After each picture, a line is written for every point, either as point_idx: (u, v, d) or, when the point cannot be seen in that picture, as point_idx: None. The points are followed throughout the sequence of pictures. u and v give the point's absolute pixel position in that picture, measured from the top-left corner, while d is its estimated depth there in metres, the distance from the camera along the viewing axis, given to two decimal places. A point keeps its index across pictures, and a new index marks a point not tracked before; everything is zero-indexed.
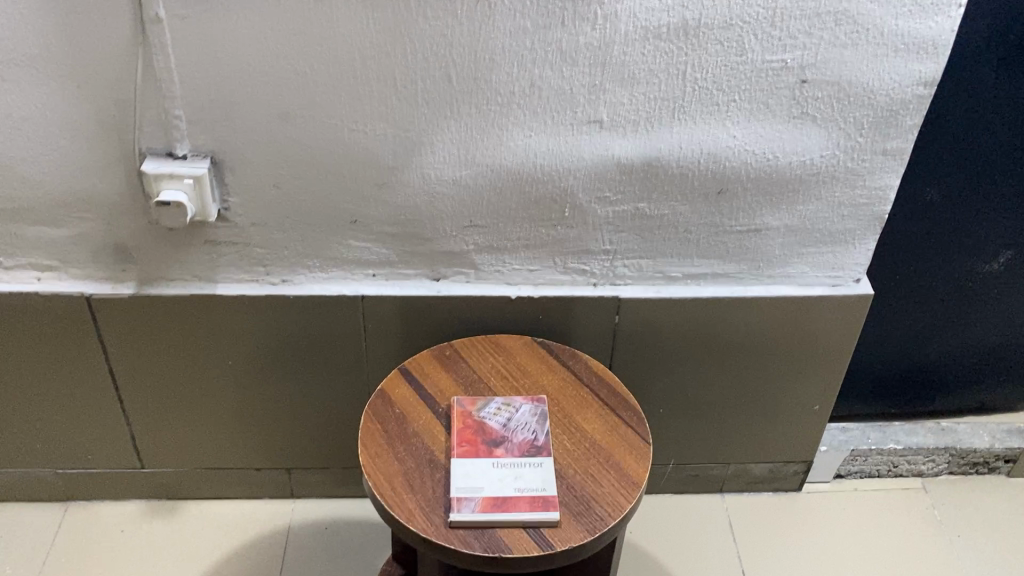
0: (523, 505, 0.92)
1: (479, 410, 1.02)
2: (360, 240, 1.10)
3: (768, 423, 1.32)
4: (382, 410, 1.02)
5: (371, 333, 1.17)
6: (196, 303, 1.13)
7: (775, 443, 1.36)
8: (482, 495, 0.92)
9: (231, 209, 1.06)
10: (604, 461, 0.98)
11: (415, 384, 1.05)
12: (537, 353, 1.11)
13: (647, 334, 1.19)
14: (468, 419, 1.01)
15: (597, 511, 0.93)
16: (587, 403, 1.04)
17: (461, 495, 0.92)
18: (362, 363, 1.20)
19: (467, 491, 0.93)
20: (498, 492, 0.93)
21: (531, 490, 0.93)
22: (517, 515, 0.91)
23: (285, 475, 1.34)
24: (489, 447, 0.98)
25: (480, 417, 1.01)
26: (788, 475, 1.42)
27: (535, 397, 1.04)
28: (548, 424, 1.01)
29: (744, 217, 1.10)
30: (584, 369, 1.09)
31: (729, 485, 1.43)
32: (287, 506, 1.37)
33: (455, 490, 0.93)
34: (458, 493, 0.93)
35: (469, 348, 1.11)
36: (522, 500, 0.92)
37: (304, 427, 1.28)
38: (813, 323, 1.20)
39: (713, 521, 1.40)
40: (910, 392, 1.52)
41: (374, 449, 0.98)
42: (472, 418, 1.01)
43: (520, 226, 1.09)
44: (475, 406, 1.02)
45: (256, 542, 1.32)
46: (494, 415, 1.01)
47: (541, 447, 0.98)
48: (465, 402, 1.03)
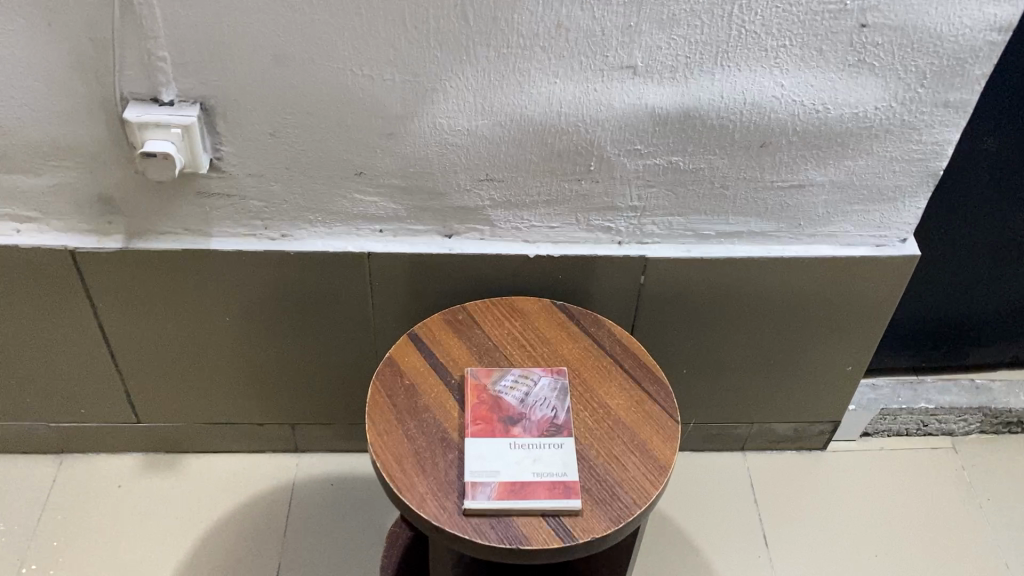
0: (542, 492, 0.85)
1: (495, 383, 0.95)
2: (365, 193, 1.00)
3: (796, 384, 1.26)
4: (391, 381, 0.95)
5: (378, 291, 1.09)
6: (189, 259, 1.05)
7: (802, 404, 1.29)
8: (498, 480, 0.86)
9: (225, 159, 0.96)
10: (628, 442, 0.91)
11: (426, 352, 0.98)
12: (556, 319, 1.03)
13: (674, 294, 1.11)
14: (483, 393, 0.93)
15: (621, 499, 0.86)
16: (612, 377, 0.97)
17: (475, 480, 0.86)
18: (368, 321, 1.13)
19: (482, 475, 0.86)
20: (516, 477, 0.86)
21: (550, 475, 0.87)
22: (536, 503, 0.84)
23: (289, 430, 1.28)
24: (505, 426, 0.91)
25: (496, 391, 0.94)
26: (814, 435, 1.35)
27: (555, 369, 0.96)
28: (569, 400, 0.94)
29: (787, 172, 1.01)
30: (608, 338, 1.01)
31: (751, 444, 1.37)
32: (292, 461, 1.32)
33: (469, 475, 0.86)
34: (472, 478, 0.86)
35: (483, 313, 1.03)
36: (541, 486, 0.86)
37: (308, 383, 1.22)
38: (853, 283, 1.12)
39: (734, 482, 1.35)
40: (943, 347, 1.45)
41: (383, 426, 0.91)
42: (487, 392, 0.94)
43: (540, 180, 1.00)
44: (490, 378, 0.95)
45: (258, 500, 1.27)
46: (511, 390, 0.94)
47: (561, 427, 0.91)
48: (480, 373, 0.96)
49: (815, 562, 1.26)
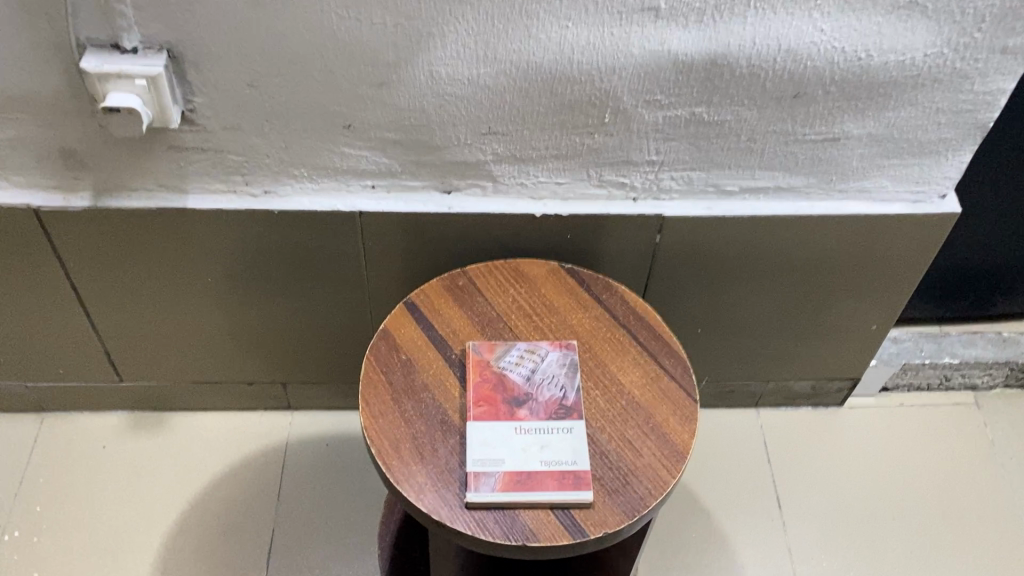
0: (551, 483, 0.79)
1: (498, 359, 0.87)
2: (355, 147, 0.91)
3: (815, 342, 1.19)
4: (386, 357, 0.88)
5: (371, 249, 1.01)
6: (165, 218, 0.96)
7: (820, 362, 1.22)
8: (503, 470, 0.80)
9: (198, 111, 0.86)
10: (643, 424, 0.85)
11: (423, 323, 0.90)
12: (565, 285, 0.95)
13: (691, 253, 1.03)
14: (485, 371, 0.86)
15: (635, 489, 0.80)
16: (624, 350, 0.90)
17: (478, 470, 0.79)
18: (361, 280, 1.05)
19: (485, 465, 0.80)
20: (522, 466, 0.80)
21: (559, 464, 0.80)
22: (543, 496, 0.78)
23: (281, 389, 1.22)
24: (510, 408, 0.84)
25: (500, 368, 0.87)
26: (831, 391, 1.29)
27: (564, 343, 0.89)
28: (579, 378, 0.87)
29: (821, 124, 0.91)
30: (620, 306, 0.93)
31: (765, 400, 1.31)
32: (285, 420, 1.26)
33: (471, 464, 0.80)
34: (475, 468, 0.80)
35: (485, 278, 0.95)
36: (549, 477, 0.79)
37: (299, 342, 1.15)
38: (885, 242, 1.03)
39: (746, 440, 1.29)
40: (969, 296, 1.38)
41: (378, 408, 0.84)
42: (491, 369, 0.86)
43: (548, 133, 0.90)
44: (493, 354, 0.88)
45: (251, 461, 1.22)
46: (516, 367, 0.87)
47: (570, 409, 0.84)
48: (482, 348, 0.88)
49: (829, 527, 1.21)
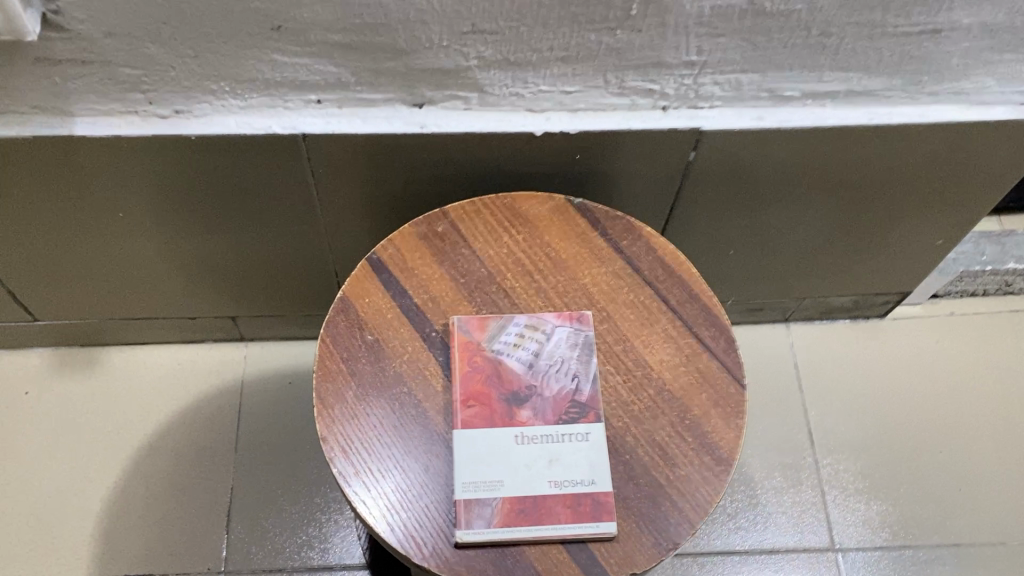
0: (562, 514, 0.62)
1: (491, 340, 0.68)
2: (291, 54, 0.67)
3: (866, 257, 1.00)
4: (346, 338, 0.68)
5: (324, 176, 0.79)
6: (47, 150, 0.73)
7: (866, 276, 1.04)
8: (501, 497, 0.62)
9: (63, 13, 0.61)
10: (678, 422, 0.66)
11: (394, 289, 0.70)
12: (574, 228, 0.74)
13: (733, 170, 0.82)
14: (475, 358, 0.67)
15: (671, 512, 0.63)
16: (652, 320, 0.70)
17: (469, 498, 0.62)
18: (315, 207, 0.84)
19: (478, 490, 0.62)
20: (525, 491, 0.63)
21: (573, 486, 0.63)
22: (554, 531, 0.61)
23: (230, 322, 1.04)
24: (509, 409, 0.65)
25: (493, 353, 0.67)
26: (875, 304, 1.11)
27: (575, 313, 0.69)
28: (595, 362, 0.68)
29: (921, 12, 0.66)
30: (645, 257, 0.73)
31: (798, 314, 1.13)
32: (239, 352, 1.08)
33: (460, 490, 0.62)
34: (465, 495, 0.62)
35: (471, 221, 0.74)
36: (560, 504, 0.62)
37: (245, 272, 0.95)
38: (975, 153, 0.82)
39: (775, 361, 1.12)
40: None
41: (339, 411, 0.65)
42: (482, 354, 0.67)
43: (553, 30, 0.66)
44: (485, 333, 0.68)
45: (202, 404, 1.05)
46: (515, 350, 0.68)
47: (586, 407, 0.66)
48: (471, 325, 0.68)
49: (869, 461, 1.07)
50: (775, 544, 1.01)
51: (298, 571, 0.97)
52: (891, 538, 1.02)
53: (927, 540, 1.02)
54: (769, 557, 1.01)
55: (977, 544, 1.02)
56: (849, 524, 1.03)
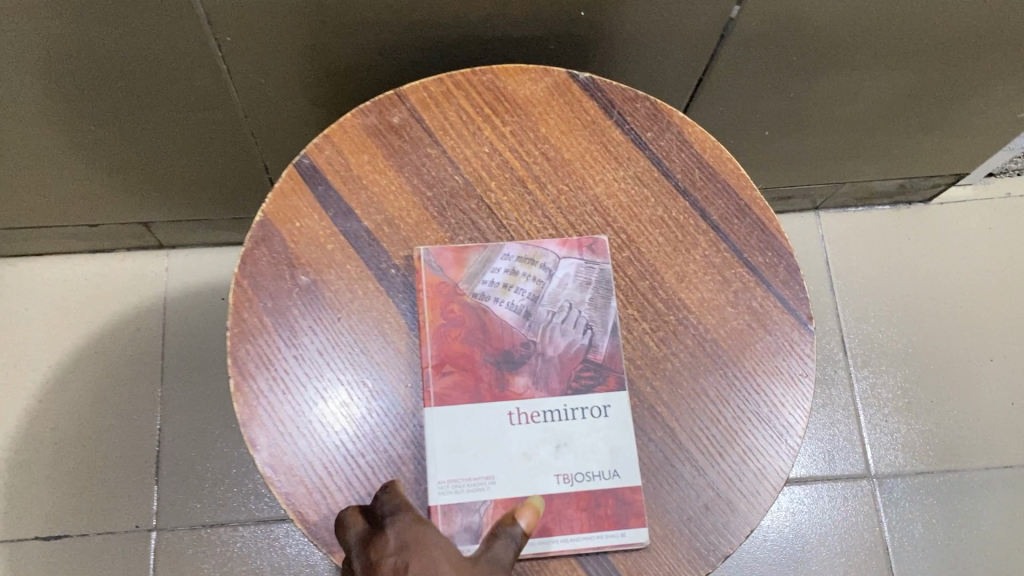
0: (576, 520, 0.46)
1: (472, 280, 0.50)
2: None
3: (925, 133, 0.81)
4: (271, 280, 0.49)
5: (234, 44, 0.58)
6: None
7: (920, 156, 0.86)
8: (492, 500, 0.46)
9: None
10: (722, 386, 0.50)
11: (335, 208, 0.51)
12: (580, 117, 0.54)
13: (784, 29, 0.62)
14: (450, 307, 0.49)
15: (720, 508, 0.47)
16: (687, 243, 0.52)
17: (448, 504, 0.45)
18: (229, 85, 0.63)
19: (461, 493, 0.46)
20: (524, 490, 0.46)
21: (589, 481, 0.47)
22: (565, 545, 0.45)
23: (142, 227, 0.84)
24: (499, 376, 0.48)
25: (476, 298, 0.50)
26: (923, 188, 0.94)
27: (585, 239, 0.51)
28: (614, 306, 0.50)
29: None
30: (677, 155, 0.54)
31: (831, 200, 0.95)
32: (160, 263, 0.89)
33: (435, 492, 0.46)
34: (442, 499, 0.45)
35: (439, 108, 0.53)
36: (573, 508, 0.46)
37: (151, 168, 0.74)
38: None
39: (801, 256, 0.95)
40: None
41: (265, 383, 0.47)
42: (460, 301, 0.49)
43: None
44: (463, 270, 0.50)
45: (118, 328, 0.86)
46: (505, 293, 0.50)
47: (603, 368, 0.49)
48: (444, 259, 0.50)
49: (909, 374, 0.92)
50: (803, 473, 0.87)
51: (245, 526, 0.81)
52: (934, 463, 0.89)
53: (975, 463, 0.89)
54: (795, 488, 0.87)
55: None
56: (886, 447, 0.89)
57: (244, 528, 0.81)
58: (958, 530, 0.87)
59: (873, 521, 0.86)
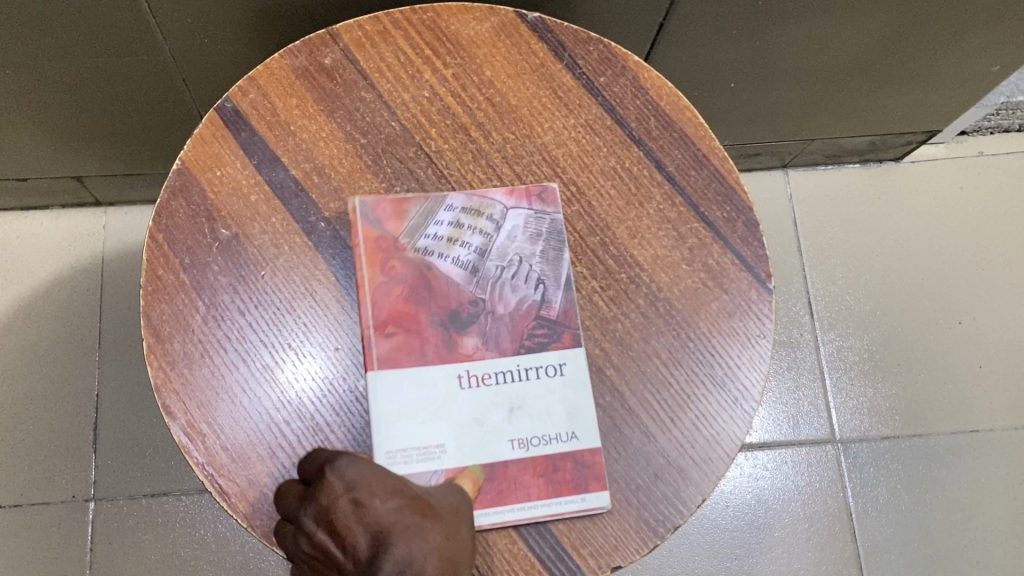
0: (535, 487, 0.43)
1: (414, 232, 0.46)
2: None
3: (897, 87, 0.78)
4: (189, 234, 0.45)
5: None
6: None
7: (890, 111, 0.83)
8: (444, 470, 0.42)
9: None
10: (675, 349, 0.47)
11: (260, 156, 0.47)
12: (529, 60, 0.50)
13: None
14: (391, 262, 0.45)
15: (671, 475, 0.44)
16: (641, 196, 0.49)
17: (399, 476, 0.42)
18: (153, 25, 0.58)
19: (411, 463, 0.42)
20: (477, 458, 0.43)
21: (547, 444, 0.44)
22: (520, 513, 0.43)
23: (75, 182, 0.80)
24: (446, 338, 0.45)
25: (418, 253, 0.46)
26: (895, 145, 0.91)
27: (535, 187, 0.48)
28: (565, 259, 0.47)
29: None
30: (632, 102, 0.50)
31: (800, 158, 0.92)
32: (97, 220, 0.84)
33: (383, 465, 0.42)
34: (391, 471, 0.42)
35: (375, 49, 0.49)
36: (529, 475, 0.43)
37: (78, 119, 0.70)
38: None
39: (768, 216, 0.93)
40: None
41: (183, 348, 0.44)
42: (401, 256, 0.46)
43: None
44: (403, 223, 0.46)
45: (53, 290, 0.82)
46: (450, 247, 0.46)
47: (556, 326, 0.46)
48: (380, 212, 0.46)
49: (876, 337, 0.90)
50: (766, 438, 0.85)
51: (189, 495, 0.78)
52: (899, 427, 0.87)
53: (941, 428, 0.87)
54: (758, 453, 0.85)
55: (997, 431, 0.87)
56: (852, 412, 0.87)
57: (187, 498, 0.78)
58: (923, 496, 0.85)
59: (838, 487, 0.84)
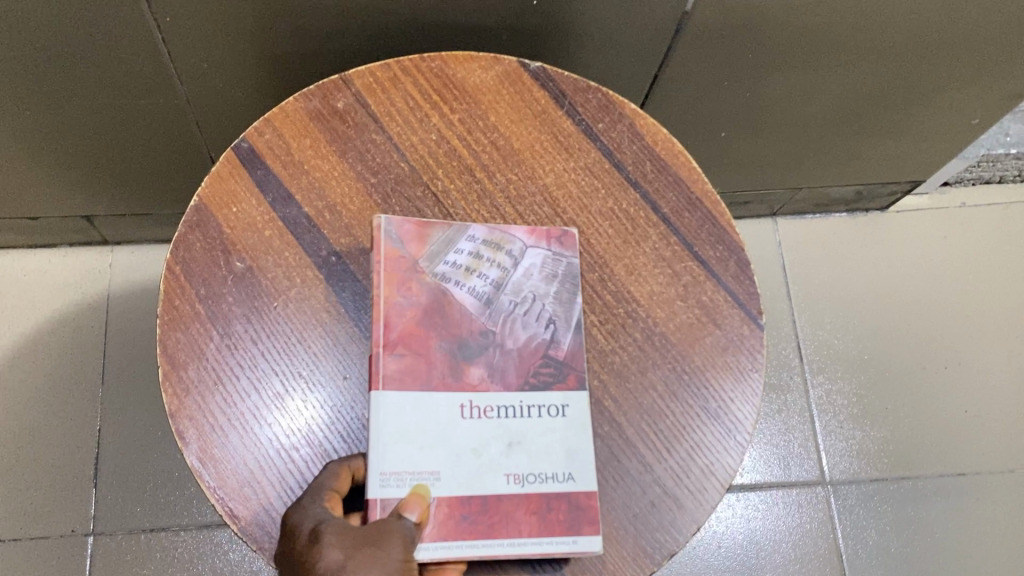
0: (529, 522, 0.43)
1: (434, 258, 0.47)
2: None
3: (881, 138, 0.81)
4: (205, 267, 0.47)
5: (175, 25, 0.56)
6: None
7: (875, 162, 0.86)
8: (435, 498, 0.42)
9: None
10: (670, 381, 0.48)
11: (275, 194, 0.49)
12: (531, 107, 0.53)
13: (737, 26, 0.61)
14: (409, 286, 0.46)
15: (666, 505, 0.46)
16: (638, 235, 0.51)
17: (389, 498, 0.41)
18: (171, 68, 0.61)
19: (403, 488, 0.41)
20: (470, 489, 0.42)
21: (543, 482, 0.43)
22: (510, 548, 0.42)
23: (85, 221, 0.82)
24: (453, 366, 0.45)
25: (435, 278, 0.47)
26: (880, 195, 0.94)
27: (555, 231, 0.50)
28: (574, 300, 0.48)
29: None
30: (628, 147, 0.53)
31: (788, 206, 0.95)
32: (103, 258, 0.86)
33: (376, 485, 0.41)
34: (381, 492, 0.41)
35: (385, 95, 0.52)
36: (523, 510, 0.43)
37: (91, 159, 0.72)
38: None
39: (758, 262, 0.95)
40: None
41: (198, 374, 0.45)
42: (419, 280, 0.46)
43: None
44: (425, 248, 0.47)
45: (59, 327, 0.84)
46: (467, 277, 0.47)
47: (562, 364, 0.46)
48: (407, 235, 0.47)
49: (865, 381, 0.92)
50: (758, 479, 0.87)
51: (188, 531, 0.79)
52: (888, 469, 0.88)
53: (930, 470, 0.88)
54: (750, 494, 0.86)
55: (984, 473, 0.88)
56: (842, 453, 0.89)
57: (186, 533, 0.78)
58: (912, 537, 0.86)
59: (828, 528, 0.86)
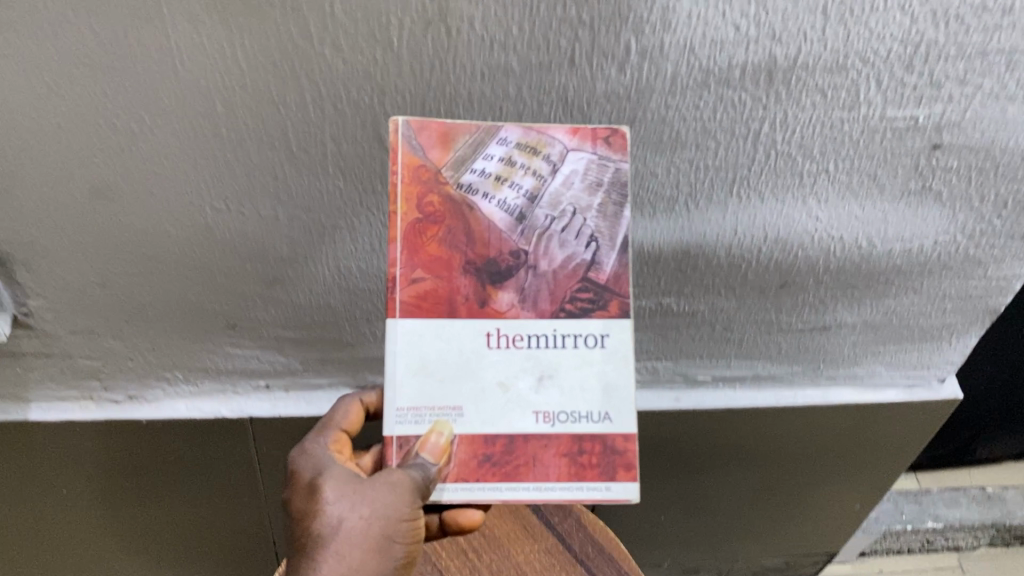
0: (557, 468, 0.50)
1: (458, 165, 0.51)
2: (243, 347, 0.73)
3: (792, 521, 1.04)
4: None
5: (269, 453, 0.83)
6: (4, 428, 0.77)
7: (793, 539, 1.08)
8: (457, 432, 0.50)
9: (38, 315, 0.67)
10: None
11: None
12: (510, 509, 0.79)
13: (655, 446, 0.89)
14: (430, 197, 0.50)
15: None
16: None
17: (407, 433, 0.50)
18: (259, 481, 0.87)
19: (421, 423, 0.50)
20: (495, 421, 0.50)
21: (567, 416, 0.50)
22: (534, 491, 0.50)
23: None
24: (480, 289, 0.50)
25: (460, 188, 0.51)
26: (806, 564, 1.15)
27: (602, 131, 0.52)
28: (614, 195, 0.52)
29: (810, 313, 0.76)
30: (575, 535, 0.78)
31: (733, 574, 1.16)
32: None
33: (394, 421, 0.50)
34: (397, 429, 0.50)
35: None
36: (553, 453, 0.50)
37: (185, 543, 0.95)
38: (878, 428, 0.89)
39: None
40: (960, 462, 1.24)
41: None
42: (444, 192, 0.51)
43: None
44: (448, 154, 0.51)
45: None
46: (497, 187, 0.51)
47: (600, 292, 0.51)
48: (424, 142, 0.51)
49: None
50: None
51: None
52: None
53: None
54: None
55: None
56: None
57: None
58: None
59: None
